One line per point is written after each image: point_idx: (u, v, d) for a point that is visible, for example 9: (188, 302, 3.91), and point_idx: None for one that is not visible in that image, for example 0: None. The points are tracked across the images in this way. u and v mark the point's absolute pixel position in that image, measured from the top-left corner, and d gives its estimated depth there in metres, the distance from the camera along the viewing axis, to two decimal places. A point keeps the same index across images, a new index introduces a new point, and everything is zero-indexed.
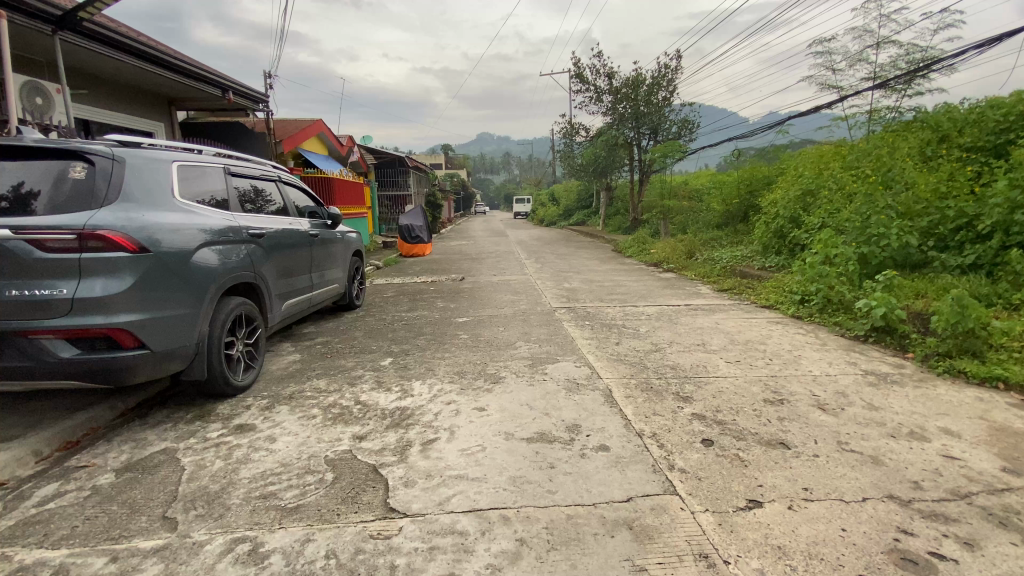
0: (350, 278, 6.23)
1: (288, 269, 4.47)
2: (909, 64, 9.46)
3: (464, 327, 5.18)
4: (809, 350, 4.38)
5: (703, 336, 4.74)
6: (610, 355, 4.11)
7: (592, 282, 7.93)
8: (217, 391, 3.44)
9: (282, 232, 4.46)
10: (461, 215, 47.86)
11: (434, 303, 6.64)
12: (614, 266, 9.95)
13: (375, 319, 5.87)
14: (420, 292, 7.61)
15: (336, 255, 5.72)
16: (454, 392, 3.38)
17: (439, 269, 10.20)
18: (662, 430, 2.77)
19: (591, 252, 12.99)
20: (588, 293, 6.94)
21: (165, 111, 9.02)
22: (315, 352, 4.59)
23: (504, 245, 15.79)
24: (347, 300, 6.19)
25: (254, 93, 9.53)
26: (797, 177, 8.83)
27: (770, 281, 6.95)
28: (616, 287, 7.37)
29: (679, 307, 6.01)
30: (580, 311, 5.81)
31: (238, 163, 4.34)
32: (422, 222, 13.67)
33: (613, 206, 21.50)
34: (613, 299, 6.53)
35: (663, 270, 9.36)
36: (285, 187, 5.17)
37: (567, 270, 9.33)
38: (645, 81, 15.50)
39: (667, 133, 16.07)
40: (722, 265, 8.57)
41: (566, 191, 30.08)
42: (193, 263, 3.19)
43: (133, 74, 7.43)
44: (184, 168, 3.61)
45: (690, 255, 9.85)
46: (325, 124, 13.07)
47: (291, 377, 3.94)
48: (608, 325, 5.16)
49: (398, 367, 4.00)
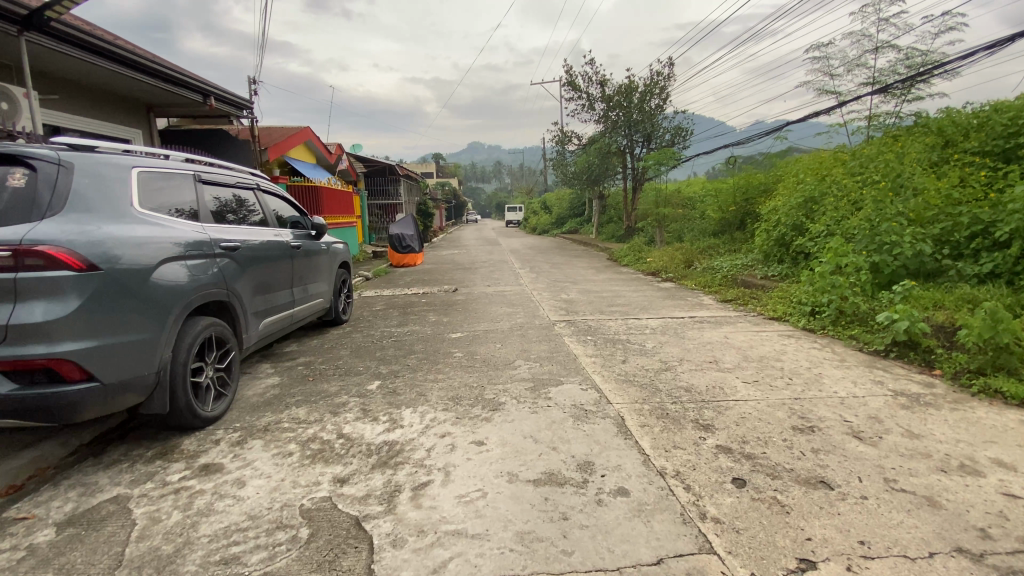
0: (336, 292, 5.86)
1: (266, 284, 4.11)
2: (907, 69, 9.34)
3: (459, 345, 4.83)
4: (829, 366, 4.09)
5: (714, 352, 4.43)
6: (617, 375, 3.78)
7: (590, 293, 7.63)
8: (182, 423, 3.06)
9: (259, 244, 4.09)
10: (452, 224, 47.64)
11: (425, 317, 6.28)
12: (611, 275, 9.67)
13: (362, 336, 5.50)
14: (411, 305, 7.25)
15: (320, 267, 5.36)
16: (449, 422, 3.03)
17: (431, 280, 9.84)
18: (685, 468, 2.45)
19: (586, 261, 12.72)
20: (588, 305, 6.62)
21: (143, 118, 8.62)
22: (296, 375, 4.22)
23: (497, 254, 15.47)
24: (333, 315, 5.84)
25: (238, 99, 9.17)
26: (798, 183, 8.61)
27: (775, 291, 6.69)
28: (616, 298, 7.07)
29: (685, 320, 5.70)
30: (580, 325, 5.48)
31: (211, 170, 3.97)
32: (413, 231, 13.32)
33: (606, 213, 21.29)
34: (614, 311, 6.21)
35: (662, 279, 9.08)
36: (265, 196, 4.79)
37: (563, 281, 9.02)
38: (638, 88, 15.36)
39: (661, 141, 15.92)
40: (723, 274, 8.32)
41: (558, 199, 29.91)
42: (153, 282, 2.82)
43: (108, 78, 7.06)
44: (147, 175, 3.25)
45: (689, 264, 9.60)
46: (313, 132, 12.73)
47: (267, 405, 3.57)
48: (612, 340, 4.84)
49: (387, 392, 3.64)
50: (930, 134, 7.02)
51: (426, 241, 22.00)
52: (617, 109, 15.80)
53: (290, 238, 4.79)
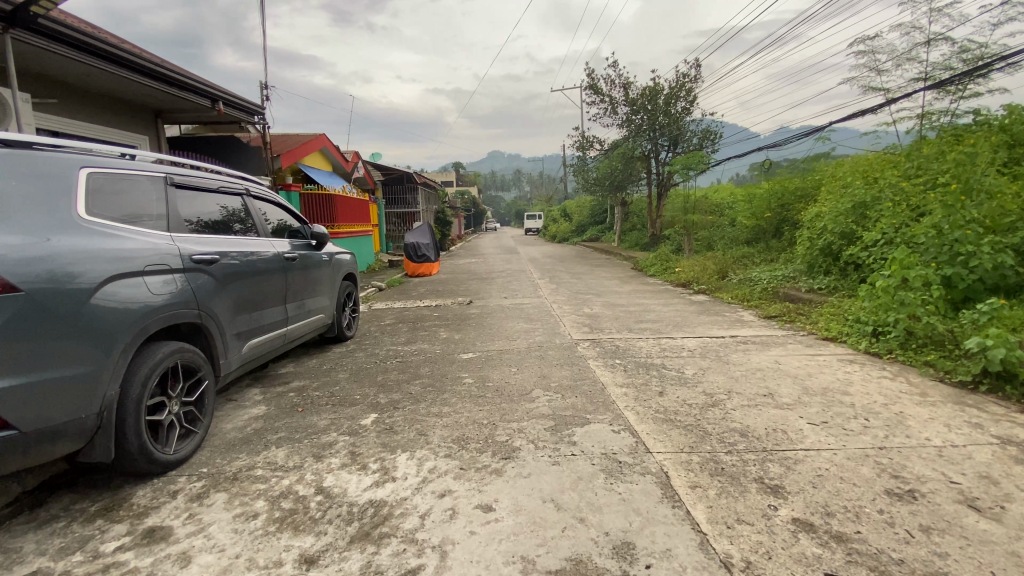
0: (338, 306, 5.37)
1: (253, 300, 3.65)
2: (964, 64, 8.52)
3: (469, 368, 4.28)
4: (910, 402, 3.41)
5: (767, 383, 3.79)
6: (655, 413, 3.18)
7: (616, 307, 7.02)
8: (136, 470, 2.59)
9: (245, 256, 3.62)
10: (472, 232, 47.41)
11: (436, 334, 5.76)
12: (638, 287, 9.03)
13: (365, 355, 5.00)
14: (422, 318, 6.74)
15: (321, 280, 4.90)
16: (450, 476, 2.47)
17: (446, 291, 9.34)
18: (756, 555, 1.85)
19: (609, 271, 12.12)
20: (614, 321, 6.01)
21: (150, 123, 8.39)
22: (285, 404, 3.72)
23: (516, 263, 14.96)
24: (336, 331, 5.37)
25: (248, 104, 8.86)
26: (843, 187, 7.89)
27: (826, 307, 6.01)
28: (645, 313, 6.44)
29: (726, 341, 5.05)
30: (607, 345, 4.88)
31: (188, 173, 3.50)
32: (429, 239, 12.91)
33: (629, 221, 20.59)
34: (644, 328, 5.59)
35: (693, 291, 8.43)
36: (257, 202, 4.32)
37: (585, 292, 8.42)
38: (663, 90, 14.71)
39: (688, 145, 15.20)
40: (762, 286, 7.65)
41: (579, 207, 29.29)
42: (98, 302, 2.35)
43: (110, 81, 6.79)
44: (103, 176, 2.78)
45: (724, 275, 8.91)
46: (328, 139, 12.44)
47: (245, 443, 3.06)
48: (644, 365, 4.22)
49: (382, 429, 3.11)
50: (1000, 131, 6.25)
51: (444, 249, 21.62)
52: (640, 112, 15.18)
53: (284, 249, 4.32)
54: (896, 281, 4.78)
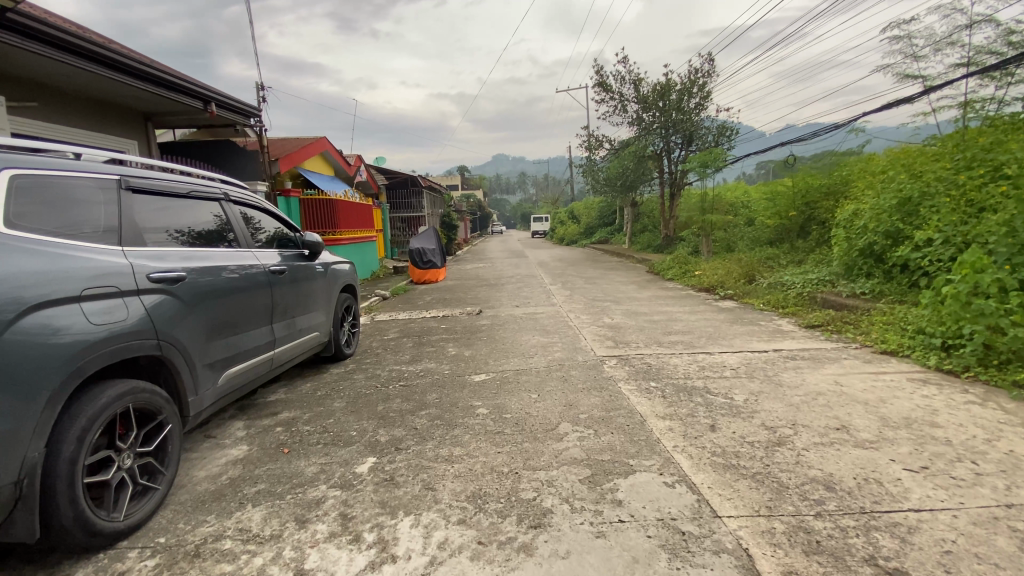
0: (336, 322, 4.84)
1: (231, 323, 3.13)
2: (1010, 48, 7.89)
3: (483, 393, 3.75)
4: (1017, 437, 2.84)
5: (835, 413, 3.21)
6: (712, 457, 2.62)
7: (639, 316, 6.45)
8: (74, 546, 2.06)
9: (221, 272, 3.09)
10: (478, 235, 46.91)
11: (443, 350, 5.23)
12: (658, 292, 8.47)
13: (365, 377, 4.47)
14: (428, 332, 6.22)
15: (316, 293, 4.38)
16: (467, 554, 1.93)
17: (454, 299, 8.81)
18: None
19: (623, 275, 11.57)
20: (639, 333, 5.45)
21: (140, 128, 7.93)
22: (270, 442, 3.19)
23: (525, 267, 14.42)
24: (334, 348, 4.85)
25: (243, 106, 8.40)
26: (882, 183, 7.29)
27: (878, 316, 5.44)
28: (673, 324, 5.88)
29: (772, 358, 4.47)
30: (636, 363, 4.32)
31: (149, 176, 2.96)
32: (435, 245, 12.42)
33: (640, 222, 20.00)
34: (674, 342, 5.03)
35: (719, 296, 7.85)
36: (239, 207, 3.79)
37: (603, 299, 7.86)
38: (676, 86, 14.12)
39: (702, 142, 14.60)
40: (797, 291, 7.07)
41: (586, 208, 28.72)
42: (19, 336, 1.85)
43: (92, 82, 6.34)
44: (29, 181, 2.24)
45: (751, 279, 8.32)
46: (329, 142, 11.98)
47: (216, 499, 2.53)
48: (685, 389, 3.66)
49: (382, 480, 2.57)
50: None
51: (451, 254, 21.13)
52: (652, 109, 14.60)
53: (270, 261, 3.78)
54: (968, 288, 4.21)
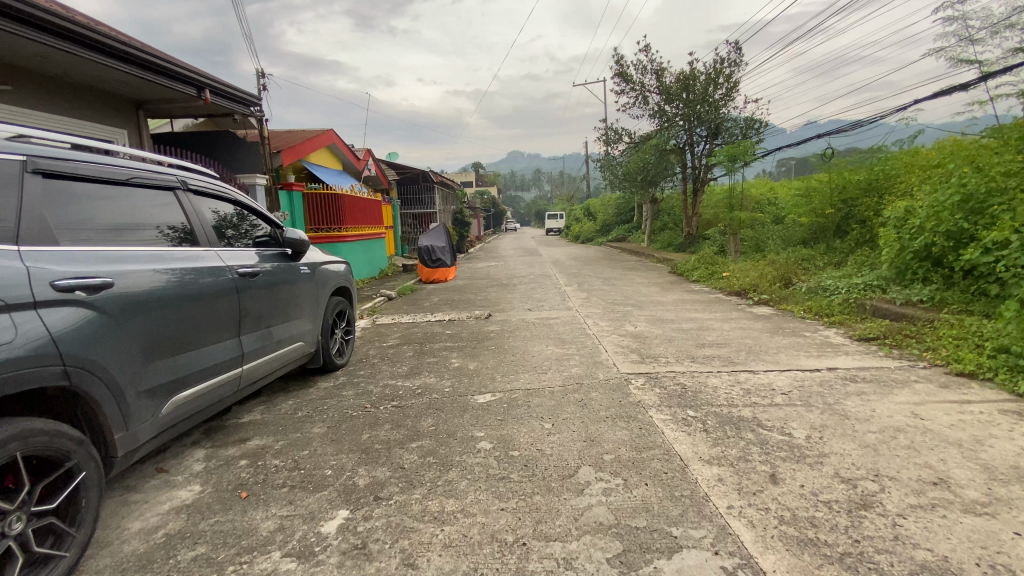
0: (324, 330, 4.28)
1: (179, 338, 2.59)
2: None
3: (488, 421, 3.16)
4: None
5: (925, 460, 2.56)
6: (779, 526, 2.01)
7: (665, 323, 5.80)
8: None
9: (167, 277, 2.56)
10: (492, 232, 46.33)
11: (445, 361, 4.65)
12: (683, 296, 7.81)
13: (355, 394, 3.90)
14: (431, 338, 5.65)
15: (299, 299, 3.82)
16: None
17: (463, 300, 8.23)
18: None
19: (643, 275, 10.90)
20: (668, 345, 4.81)
21: (131, 117, 7.50)
22: (227, 482, 2.64)
23: (540, 266, 13.78)
24: (323, 358, 4.31)
25: (241, 95, 7.88)
26: (938, 178, 6.56)
27: (943, 327, 4.74)
28: (705, 333, 5.23)
29: (828, 379, 3.81)
30: (667, 384, 3.70)
31: (72, 156, 2.39)
32: (444, 242, 11.87)
33: (660, 219, 19.23)
34: (710, 357, 4.39)
35: (752, 301, 7.17)
36: (200, 199, 3.20)
37: (623, 303, 7.23)
38: (701, 75, 13.37)
39: (728, 135, 13.81)
40: (842, 297, 6.37)
41: (603, 205, 27.93)
42: None
43: (74, 64, 5.88)
44: None
45: (787, 283, 7.63)
46: (336, 134, 11.48)
47: (140, 568, 1.98)
48: (731, 421, 3.04)
49: (352, 547, 2.00)
50: None
51: (463, 251, 20.61)
52: (675, 101, 13.87)
53: (237, 262, 3.20)
54: None
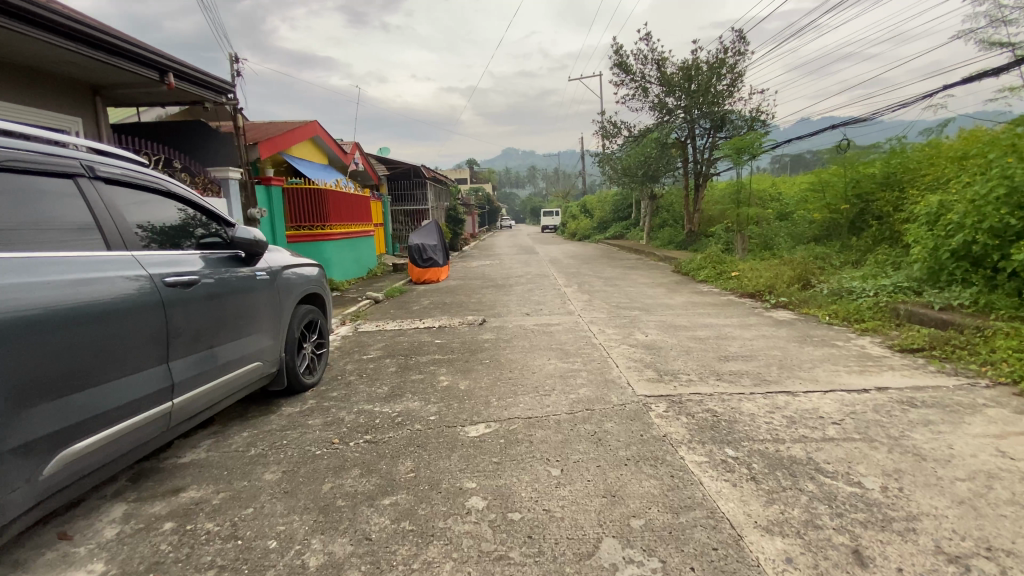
0: (289, 345, 3.66)
1: (72, 371, 2.01)
2: None
3: (480, 464, 2.55)
4: None
5: None
6: None
7: (679, 331, 5.19)
8: None
9: (56, 291, 1.96)
10: (486, 230, 45.65)
11: (432, 379, 4.04)
12: (693, 299, 7.21)
13: (322, 424, 3.28)
14: (418, 349, 5.02)
15: (253, 311, 3.19)
16: None
17: (455, 304, 7.61)
18: None
19: (646, 275, 10.30)
20: (686, 358, 4.21)
21: (88, 104, 6.75)
22: (140, 559, 2.02)
23: (537, 266, 13.16)
24: (288, 378, 3.71)
25: (211, 80, 7.19)
26: (974, 171, 6.01)
27: (1000, 337, 4.18)
28: (726, 344, 4.64)
29: (882, 404, 3.23)
30: (695, 411, 3.11)
31: None
32: (436, 240, 11.23)
33: (659, 216, 18.67)
34: (738, 375, 3.80)
35: (768, 304, 6.59)
36: (156, 197, 2.81)
37: (629, 307, 6.62)
38: (705, 64, 12.73)
39: (733, 128, 13.22)
40: (870, 300, 5.81)
41: (600, 202, 27.30)
42: None
43: (13, 42, 5.18)
44: None
45: (806, 283, 7.05)
46: (321, 126, 10.81)
47: None
48: (783, 467, 2.44)
49: None
50: None
51: (456, 249, 19.97)
52: (677, 92, 13.26)
53: (167, 268, 2.56)
54: None
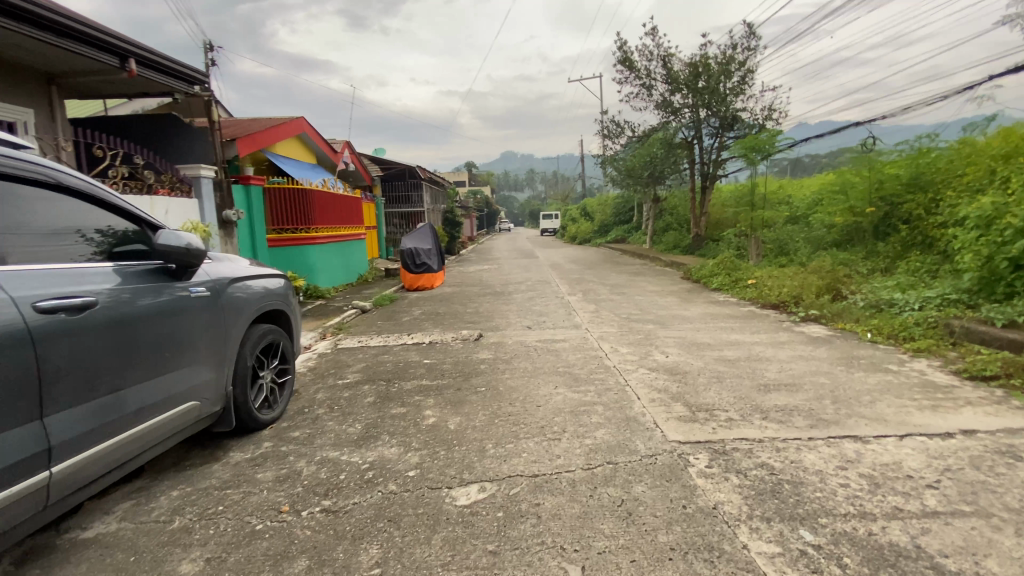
0: (237, 376, 2.98)
1: None
2: None
3: (472, 556, 1.87)
4: None
5: None
6: None
7: (703, 352, 4.51)
8: None
9: None
10: (484, 232, 45.00)
11: (415, 414, 3.36)
12: (711, 310, 6.53)
13: (273, 480, 2.60)
14: (403, 371, 4.35)
15: (184, 338, 2.53)
16: None
17: (448, 314, 6.92)
18: None
19: (654, 282, 9.64)
20: (720, 388, 3.54)
21: (42, 95, 6.06)
22: None
23: (537, 271, 12.50)
24: (239, 417, 3.05)
25: (180, 70, 6.53)
26: None
27: None
28: (762, 370, 3.97)
29: (979, 456, 2.56)
30: (746, 469, 2.44)
31: None
32: (430, 244, 10.55)
33: (663, 219, 18.04)
34: (786, 413, 3.13)
35: (797, 317, 5.92)
36: (39, 194, 2.12)
37: (641, 320, 5.94)
38: (713, 60, 12.11)
39: (743, 127, 12.58)
40: (917, 315, 5.13)
41: (600, 205, 26.66)
42: None
43: None
44: None
45: (836, 294, 6.37)
46: (307, 122, 10.13)
47: None
48: (889, 565, 1.77)
49: None
50: None
51: (453, 253, 19.30)
52: (684, 90, 12.64)
53: (43, 288, 1.90)
54: None
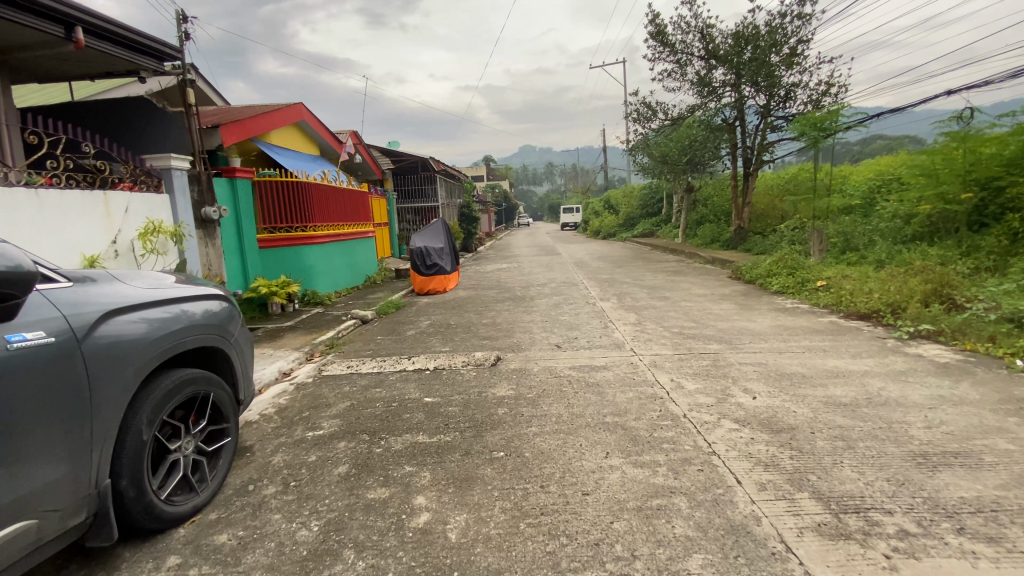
0: (116, 459, 1.92)
1: None
2: None
3: None
4: None
5: None
6: None
7: (802, 389, 3.31)
8: None
9: None
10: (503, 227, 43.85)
11: (401, 502, 2.25)
12: (784, 322, 5.29)
13: None
14: (395, 417, 3.24)
15: None
16: None
17: (462, 327, 5.81)
18: None
19: (699, 283, 8.41)
20: (857, 463, 2.36)
21: None
22: None
23: (562, 270, 11.33)
24: (132, 519, 2.01)
25: (143, 42, 5.53)
26: None
27: None
28: (902, 424, 2.76)
29: None
30: None
31: None
32: (442, 243, 9.45)
33: (697, 211, 16.63)
34: (990, 519, 1.92)
35: (901, 332, 4.64)
36: None
37: (699, 337, 4.75)
38: (760, 30, 10.71)
39: (793, 105, 11.15)
40: None
41: (627, 197, 25.22)
42: None
43: None
44: None
45: (944, 300, 5.08)
46: (306, 109, 9.11)
47: None
48: None
49: None
50: None
51: (470, 250, 18.25)
52: (726, 65, 11.26)
53: None
54: None
